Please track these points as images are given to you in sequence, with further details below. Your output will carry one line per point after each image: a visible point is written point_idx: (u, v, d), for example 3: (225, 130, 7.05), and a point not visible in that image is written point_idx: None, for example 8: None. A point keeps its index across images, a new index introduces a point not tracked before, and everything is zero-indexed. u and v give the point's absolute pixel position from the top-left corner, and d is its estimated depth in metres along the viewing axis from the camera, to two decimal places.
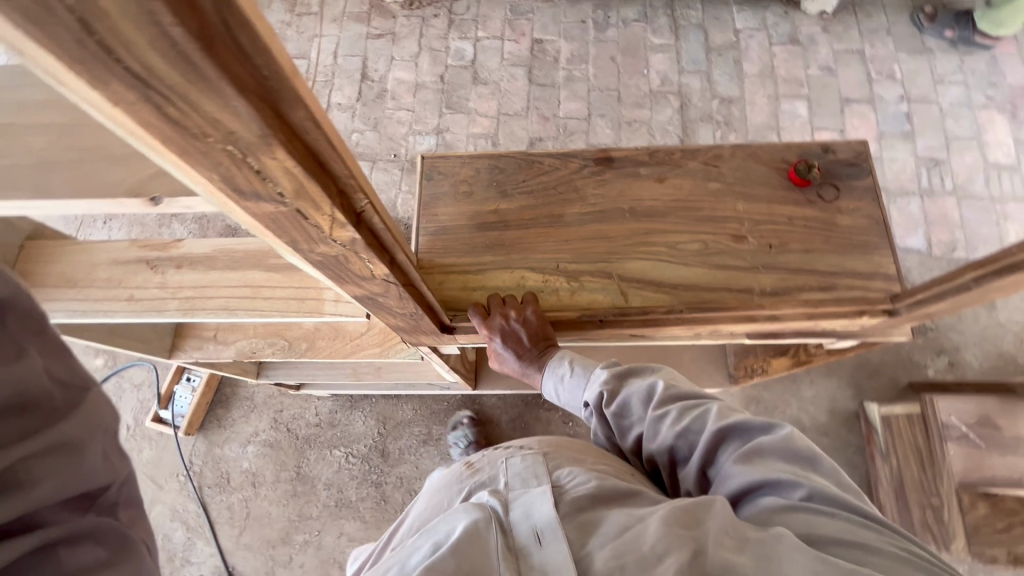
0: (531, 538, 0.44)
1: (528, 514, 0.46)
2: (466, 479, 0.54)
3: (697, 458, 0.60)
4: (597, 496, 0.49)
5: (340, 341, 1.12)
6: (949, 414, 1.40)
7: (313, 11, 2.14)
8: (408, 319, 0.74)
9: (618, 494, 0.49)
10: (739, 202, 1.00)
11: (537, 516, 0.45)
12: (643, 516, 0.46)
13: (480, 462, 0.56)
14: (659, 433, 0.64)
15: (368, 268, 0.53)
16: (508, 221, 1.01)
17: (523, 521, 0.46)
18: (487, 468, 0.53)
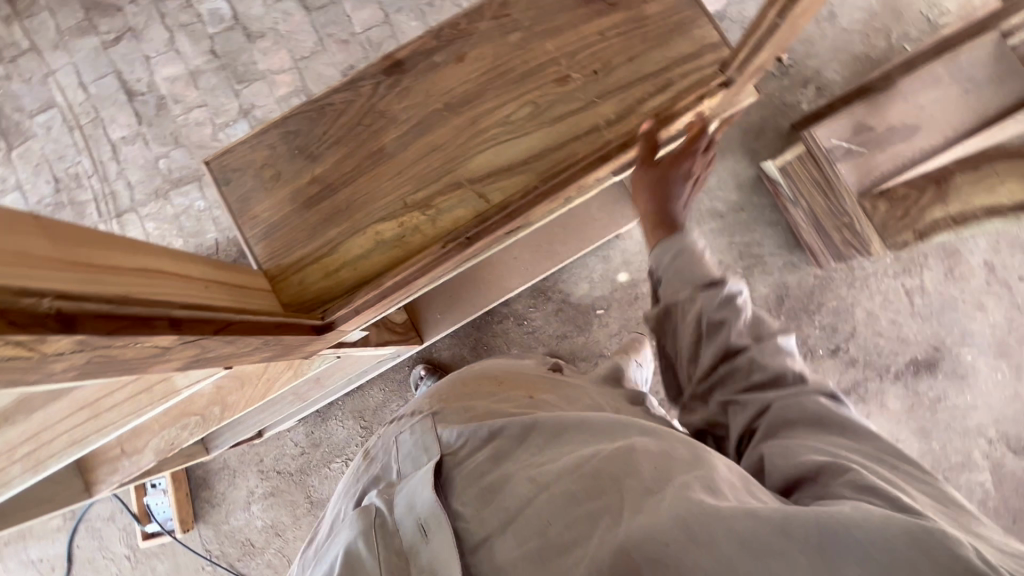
0: (417, 532, 0.45)
1: (411, 504, 0.48)
2: (369, 475, 0.61)
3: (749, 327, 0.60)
4: (495, 456, 0.51)
5: (249, 386, 1.03)
6: (829, 137, 1.42)
7: (23, 47, 1.69)
8: (267, 347, 0.67)
9: (517, 440, 0.52)
10: (547, 42, 0.90)
11: (416, 504, 0.47)
12: (547, 479, 0.45)
13: (377, 454, 0.63)
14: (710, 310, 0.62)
15: (148, 345, 0.44)
16: (332, 182, 0.90)
17: (408, 516, 0.47)
18: (382, 464, 0.60)
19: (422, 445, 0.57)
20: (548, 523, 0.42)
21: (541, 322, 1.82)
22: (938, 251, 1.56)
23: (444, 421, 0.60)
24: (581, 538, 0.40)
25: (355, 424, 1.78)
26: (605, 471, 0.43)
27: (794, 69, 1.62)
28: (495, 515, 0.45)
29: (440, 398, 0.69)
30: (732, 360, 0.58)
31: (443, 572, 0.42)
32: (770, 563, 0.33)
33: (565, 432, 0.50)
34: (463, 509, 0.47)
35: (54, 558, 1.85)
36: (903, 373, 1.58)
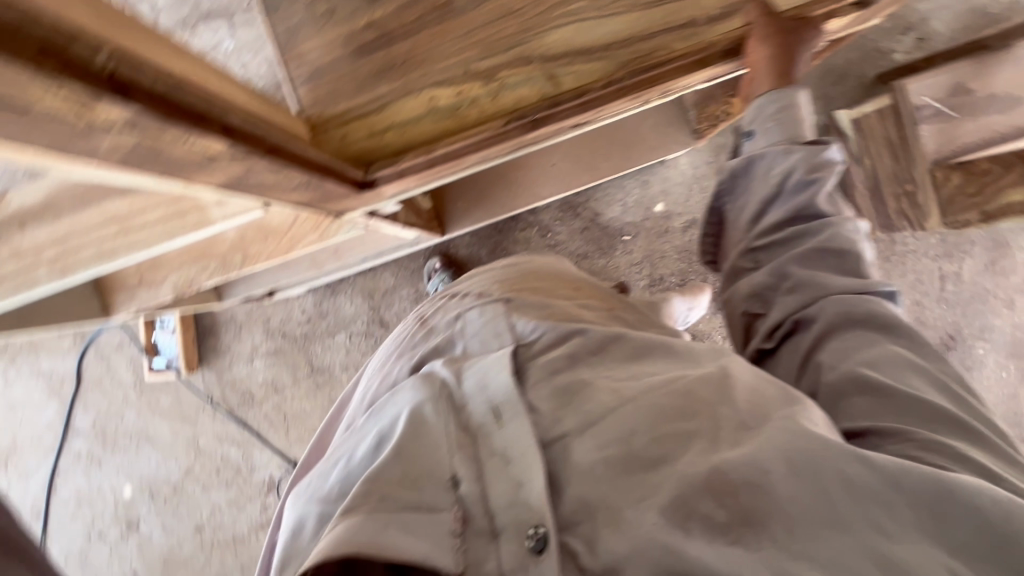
0: (490, 417, 0.44)
1: (483, 385, 0.47)
2: (427, 344, 0.60)
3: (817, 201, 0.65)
4: (573, 357, 0.51)
5: (274, 240, 1.00)
6: (921, 95, 1.32)
7: None
8: (310, 189, 0.62)
9: (598, 346, 0.52)
10: None
11: (492, 387, 0.46)
12: (631, 393, 0.44)
13: (439, 326, 0.62)
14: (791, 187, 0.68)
15: (197, 147, 0.41)
16: (390, 31, 0.81)
17: (479, 394, 0.46)
18: (445, 335, 0.59)
19: (494, 330, 0.56)
20: (632, 432, 0.41)
21: (566, 238, 1.76)
22: (989, 240, 1.49)
23: (521, 311, 0.59)
24: (670, 454, 0.39)
25: (363, 302, 1.80)
26: (699, 396, 0.43)
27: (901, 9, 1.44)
28: (572, 416, 0.44)
29: (510, 286, 0.66)
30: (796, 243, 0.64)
31: (518, 466, 0.40)
32: (875, 513, 0.35)
33: (646, 356, 0.51)
34: (539, 404, 0.45)
35: (63, 373, 1.95)
36: None
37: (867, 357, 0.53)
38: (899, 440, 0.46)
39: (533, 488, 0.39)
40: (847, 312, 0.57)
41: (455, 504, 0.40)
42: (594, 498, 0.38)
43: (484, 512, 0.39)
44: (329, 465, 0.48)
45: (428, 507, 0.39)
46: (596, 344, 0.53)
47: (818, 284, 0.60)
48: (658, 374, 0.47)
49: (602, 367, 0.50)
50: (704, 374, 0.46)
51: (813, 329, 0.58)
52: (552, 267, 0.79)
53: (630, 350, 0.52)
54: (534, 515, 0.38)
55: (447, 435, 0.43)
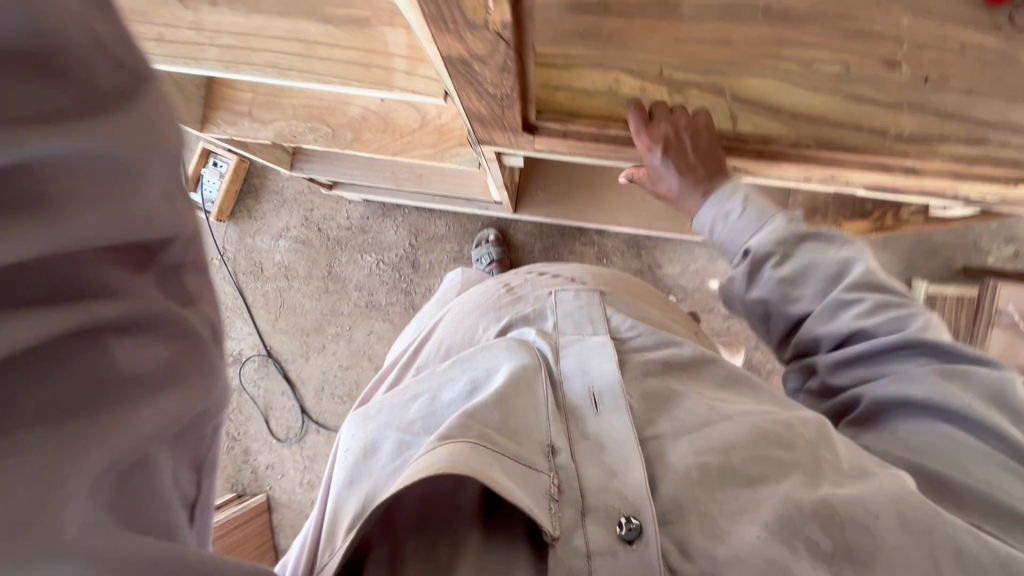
0: (589, 404, 0.45)
1: (584, 371, 0.48)
2: (514, 311, 0.60)
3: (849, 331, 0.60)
4: (665, 366, 0.51)
5: (390, 136, 1.01)
6: (1007, 301, 1.35)
7: None
8: (494, 105, 0.62)
9: (688, 363, 0.51)
10: (904, 19, 0.79)
11: (595, 374, 0.47)
12: (730, 414, 0.45)
13: (527, 295, 0.62)
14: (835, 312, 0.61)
15: (484, 7, 0.40)
16: (609, 4, 0.81)
17: (578, 377, 0.48)
18: (535, 306, 0.59)
19: (589, 316, 0.56)
20: (732, 445, 0.42)
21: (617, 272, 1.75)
22: None
23: (613, 305, 0.59)
24: (768, 477, 0.41)
25: (407, 237, 1.79)
26: (798, 435, 0.43)
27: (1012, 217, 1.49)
28: (668, 422, 0.45)
29: (605, 281, 0.65)
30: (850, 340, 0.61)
31: (613, 453, 0.42)
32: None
33: (738, 384, 0.50)
34: (632, 403, 0.46)
35: None
36: None
37: (923, 443, 0.53)
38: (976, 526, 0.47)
39: (627, 480, 0.40)
40: (905, 394, 0.55)
41: (551, 471, 0.40)
42: (687, 499, 0.39)
43: (578, 486, 0.40)
44: (400, 397, 0.47)
45: (526, 467, 0.39)
46: (685, 358, 0.52)
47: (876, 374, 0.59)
48: (739, 404, 0.47)
49: (689, 383, 0.50)
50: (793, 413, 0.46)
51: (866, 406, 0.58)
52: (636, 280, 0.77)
53: (723, 375, 0.51)
54: (627, 505, 0.39)
55: (544, 403, 0.45)
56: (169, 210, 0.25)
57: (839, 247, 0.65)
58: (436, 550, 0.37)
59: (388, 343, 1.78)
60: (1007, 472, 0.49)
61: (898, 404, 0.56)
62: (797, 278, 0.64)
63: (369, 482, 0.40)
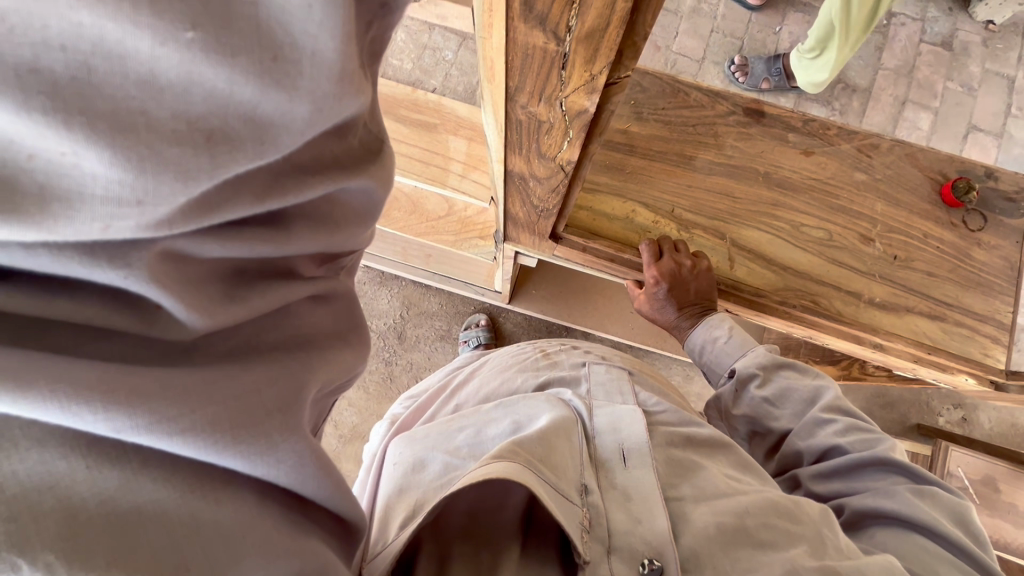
0: (619, 458, 0.48)
1: (616, 429, 0.51)
2: (552, 373, 0.63)
3: (828, 449, 0.62)
4: (688, 441, 0.51)
5: (416, 218, 1.07)
6: (957, 465, 1.45)
7: None
8: (532, 212, 0.69)
9: (707, 443, 0.52)
10: (878, 202, 0.92)
11: (627, 433, 0.50)
12: (740, 486, 0.46)
13: (563, 363, 0.65)
14: (813, 432, 0.65)
15: (558, 146, 0.48)
16: (635, 145, 0.91)
17: (609, 434, 0.50)
18: (570, 371, 0.62)
19: (621, 386, 0.57)
20: (746, 511, 0.43)
21: None
22: None
23: (641, 385, 0.61)
24: (778, 543, 0.41)
25: (400, 309, 1.82)
26: (804, 511, 0.45)
27: None
28: (687, 485, 0.46)
29: (631, 363, 0.68)
30: (827, 455, 0.63)
31: (641, 506, 0.44)
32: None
33: (750, 469, 0.51)
34: (657, 464, 0.48)
35: None
36: None
37: (905, 551, 0.51)
38: None
39: (651, 527, 0.43)
40: (884, 505, 0.55)
41: (584, 506, 0.43)
42: (703, 552, 0.41)
43: (607, 526, 0.42)
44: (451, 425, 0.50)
45: (562, 497, 0.41)
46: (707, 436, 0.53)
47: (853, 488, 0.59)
48: (751, 482, 0.48)
49: (710, 457, 0.51)
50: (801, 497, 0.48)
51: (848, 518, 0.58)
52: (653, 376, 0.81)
53: (739, 460, 0.51)
54: (650, 548, 0.42)
55: (580, 452, 0.47)
56: (359, 224, 0.30)
57: (813, 377, 0.70)
58: (478, 555, 0.40)
59: (358, 411, 1.74)
60: None
61: (875, 514, 0.56)
62: (777, 400, 0.69)
63: (417, 491, 0.44)
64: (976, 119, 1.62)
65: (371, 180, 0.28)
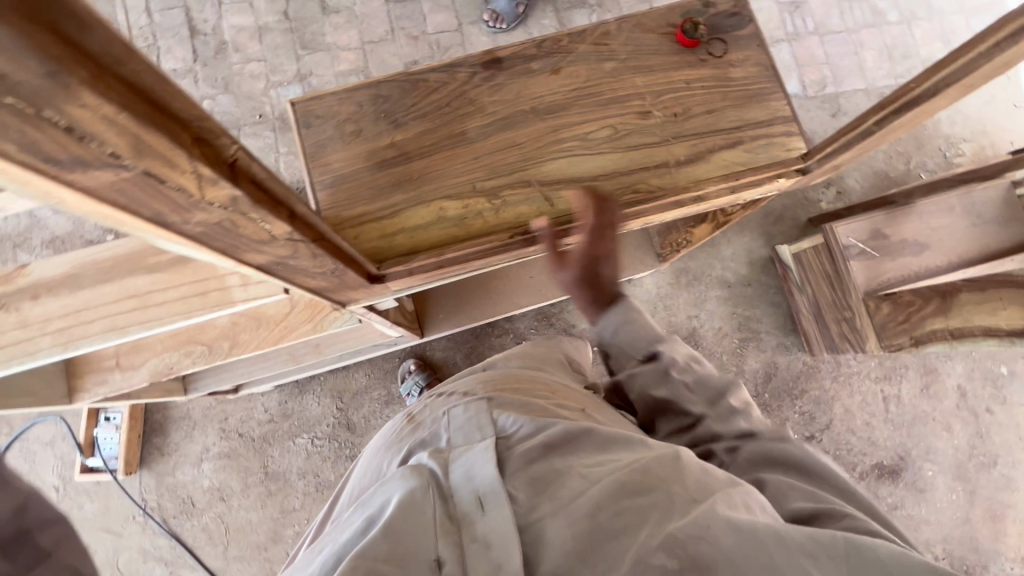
0: (474, 505, 0.45)
1: (470, 477, 0.48)
2: (414, 438, 0.60)
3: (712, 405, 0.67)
4: (548, 448, 0.52)
5: (265, 328, 1.02)
6: (847, 235, 1.48)
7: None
8: (329, 277, 0.67)
9: (564, 440, 0.54)
10: (636, 77, 0.97)
11: (478, 477, 0.47)
12: (597, 475, 0.49)
13: (425, 420, 0.63)
14: (695, 398, 0.70)
15: (265, 228, 0.46)
16: (408, 151, 0.93)
17: (464, 485, 0.48)
18: (431, 428, 0.59)
19: (478, 423, 0.57)
20: (598, 507, 0.46)
21: None
22: (920, 365, 1.69)
23: (500, 408, 0.61)
24: (630, 527, 0.45)
25: (332, 402, 1.74)
26: (652, 476, 0.49)
27: None
28: (547, 504, 0.46)
29: (494, 386, 0.68)
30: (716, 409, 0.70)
31: (499, 548, 0.42)
32: (802, 560, 0.42)
33: (612, 445, 0.54)
34: (516, 492, 0.47)
35: None
36: (869, 475, 1.63)
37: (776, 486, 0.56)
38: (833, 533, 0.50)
39: (510, 567, 0.41)
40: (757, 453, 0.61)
41: None
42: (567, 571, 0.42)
43: None
44: (310, 554, 0.47)
45: None
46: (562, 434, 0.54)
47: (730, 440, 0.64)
48: (614, 460, 0.51)
49: (570, 456, 0.53)
50: (652, 457, 0.51)
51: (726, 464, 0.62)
52: (537, 365, 0.81)
53: (602, 440, 0.54)
54: None
55: (435, 519, 0.44)
56: None
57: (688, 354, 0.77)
58: None
59: None
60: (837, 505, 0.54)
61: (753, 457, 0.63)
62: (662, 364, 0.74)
63: None
64: None
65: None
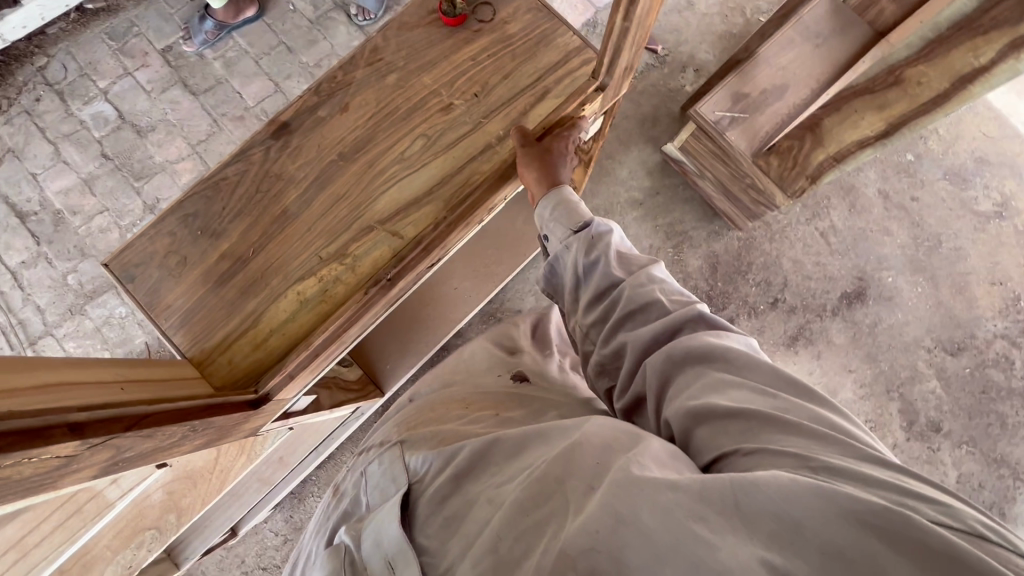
0: (385, 572, 0.44)
1: (378, 542, 0.47)
2: (337, 512, 0.59)
3: (599, 274, 0.62)
4: (457, 479, 0.48)
5: (201, 483, 0.98)
6: (713, 110, 1.36)
7: None
8: (202, 432, 0.65)
9: (474, 461, 0.49)
10: (423, 76, 0.94)
11: (384, 542, 0.45)
12: (505, 494, 0.44)
13: (346, 489, 0.61)
14: (589, 278, 0.63)
15: (49, 456, 0.43)
16: (242, 254, 0.88)
17: (376, 552, 0.46)
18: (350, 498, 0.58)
19: (391, 475, 0.54)
20: (498, 537, 0.41)
21: None
22: (838, 190, 1.60)
23: (414, 448, 0.57)
24: (528, 549, 0.39)
25: None
26: (562, 473, 0.43)
27: (669, 56, 1.69)
28: (456, 542, 0.43)
29: (408, 425, 0.65)
30: (607, 296, 0.61)
31: None
32: (694, 531, 0.35)
33: (527, 445, 0.48)
34: (429, 543, 0.45)
35: None
36: (839, 308, 1.55)
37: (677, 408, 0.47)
38: (737, 460, 0.41)
39: None
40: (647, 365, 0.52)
41: None
42: None
43: None
44: None
45: None
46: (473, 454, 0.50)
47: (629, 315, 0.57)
48: (528, 463, 0.46)
49: (482, 481, 0.47)
50: (560, 444, 0.46)
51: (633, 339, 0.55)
52: (457, 380, 0.75)
53: (509, 448, 0.48)
54: None
55: None
56: None
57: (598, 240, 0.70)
58: None
59: None
60: (746, 394, 0.45)
61: (648, 346, 0.54)
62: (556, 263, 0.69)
63: None
64: None
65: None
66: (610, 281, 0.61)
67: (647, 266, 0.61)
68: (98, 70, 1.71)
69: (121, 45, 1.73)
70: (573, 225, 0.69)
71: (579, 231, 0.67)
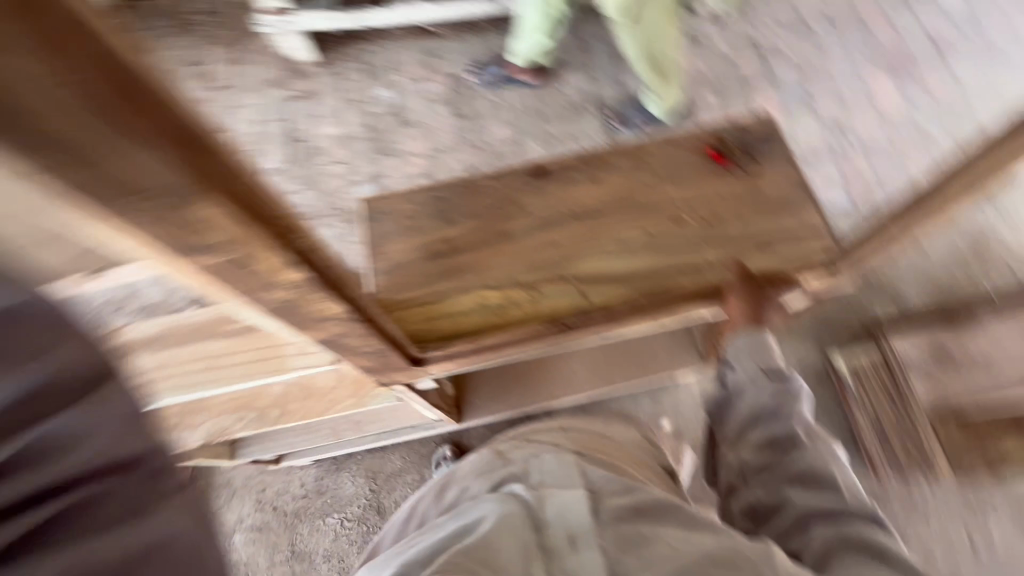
0: (566, 540, 0.50)
1: (563, 516, 0.52)
2: (499, 467, 0.65)
3: (784, 424, 0.65)
4: (638, 512, 0.52)
5: (312, 400, 1.08)
6: (904, 350, 1.40)
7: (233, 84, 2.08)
8: (377, 357, 0.75)
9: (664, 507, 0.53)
10: (670, 188, 1.05)
11: (571, 518, 0.51)
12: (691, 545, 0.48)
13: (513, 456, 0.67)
14: (767, 422, 0.66)
15: (326, 308, 0.54)
16: (459, 245, 1.03)
17: (558, 522, 0.52)
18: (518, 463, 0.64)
19: (569, 468, 0.59)
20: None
21: None
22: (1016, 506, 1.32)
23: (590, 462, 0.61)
24: None
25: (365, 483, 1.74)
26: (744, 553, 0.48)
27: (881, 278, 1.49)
28: (632, 558, 0.48)
29: (579, 443, 0.71)
30: (782, 447, 0.63)
31: None
32: None
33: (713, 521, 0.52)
34: (605, 545, 0.49)
35: None
36: None
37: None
38: None
39: None
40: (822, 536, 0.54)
41: None
42: None
43: None
44: (404, 548, 0.55)
45: None
46: (657, 501, 0.54)
47: (806, 477, 0.59)
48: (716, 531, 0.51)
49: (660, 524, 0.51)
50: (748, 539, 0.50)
51: (805, 502, 0.57)
52: (612, 431, 0.82)
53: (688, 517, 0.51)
54: None
55: (527, 546, 0.50)
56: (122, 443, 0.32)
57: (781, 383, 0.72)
58: None
59: None
60: None
61: (817, 517, 0.56)
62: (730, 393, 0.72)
63: None
64: (745, 77, 1.91)
65: (112, 407, 0.32)
66: (791, 438, 0.63)
67: (832, 439, 0.63)
68: (399, 69, 2.10)
69: (427, 57, 2.12)
70: (765, 367, 0.72)
71: (772, 376, 0.70)
